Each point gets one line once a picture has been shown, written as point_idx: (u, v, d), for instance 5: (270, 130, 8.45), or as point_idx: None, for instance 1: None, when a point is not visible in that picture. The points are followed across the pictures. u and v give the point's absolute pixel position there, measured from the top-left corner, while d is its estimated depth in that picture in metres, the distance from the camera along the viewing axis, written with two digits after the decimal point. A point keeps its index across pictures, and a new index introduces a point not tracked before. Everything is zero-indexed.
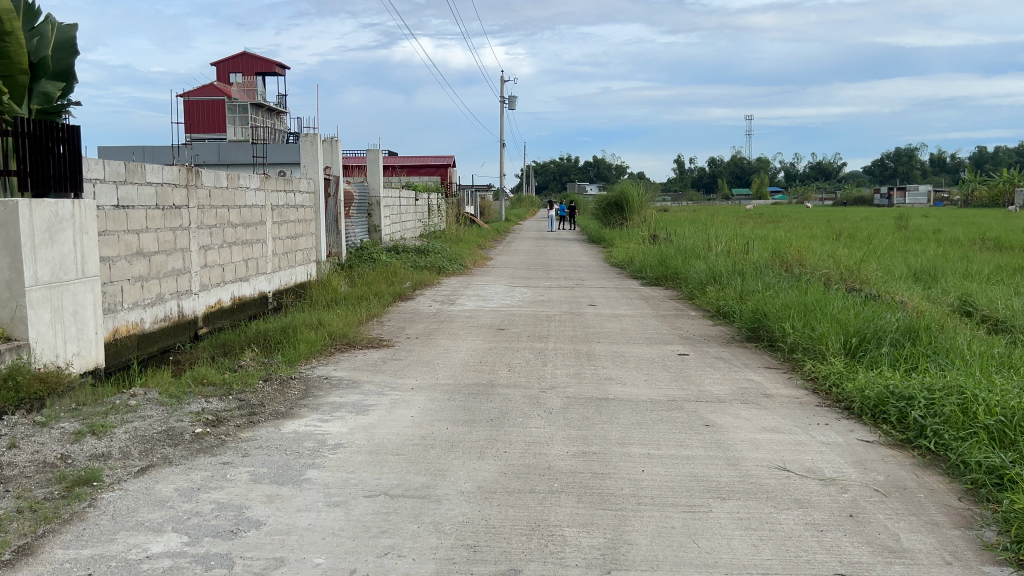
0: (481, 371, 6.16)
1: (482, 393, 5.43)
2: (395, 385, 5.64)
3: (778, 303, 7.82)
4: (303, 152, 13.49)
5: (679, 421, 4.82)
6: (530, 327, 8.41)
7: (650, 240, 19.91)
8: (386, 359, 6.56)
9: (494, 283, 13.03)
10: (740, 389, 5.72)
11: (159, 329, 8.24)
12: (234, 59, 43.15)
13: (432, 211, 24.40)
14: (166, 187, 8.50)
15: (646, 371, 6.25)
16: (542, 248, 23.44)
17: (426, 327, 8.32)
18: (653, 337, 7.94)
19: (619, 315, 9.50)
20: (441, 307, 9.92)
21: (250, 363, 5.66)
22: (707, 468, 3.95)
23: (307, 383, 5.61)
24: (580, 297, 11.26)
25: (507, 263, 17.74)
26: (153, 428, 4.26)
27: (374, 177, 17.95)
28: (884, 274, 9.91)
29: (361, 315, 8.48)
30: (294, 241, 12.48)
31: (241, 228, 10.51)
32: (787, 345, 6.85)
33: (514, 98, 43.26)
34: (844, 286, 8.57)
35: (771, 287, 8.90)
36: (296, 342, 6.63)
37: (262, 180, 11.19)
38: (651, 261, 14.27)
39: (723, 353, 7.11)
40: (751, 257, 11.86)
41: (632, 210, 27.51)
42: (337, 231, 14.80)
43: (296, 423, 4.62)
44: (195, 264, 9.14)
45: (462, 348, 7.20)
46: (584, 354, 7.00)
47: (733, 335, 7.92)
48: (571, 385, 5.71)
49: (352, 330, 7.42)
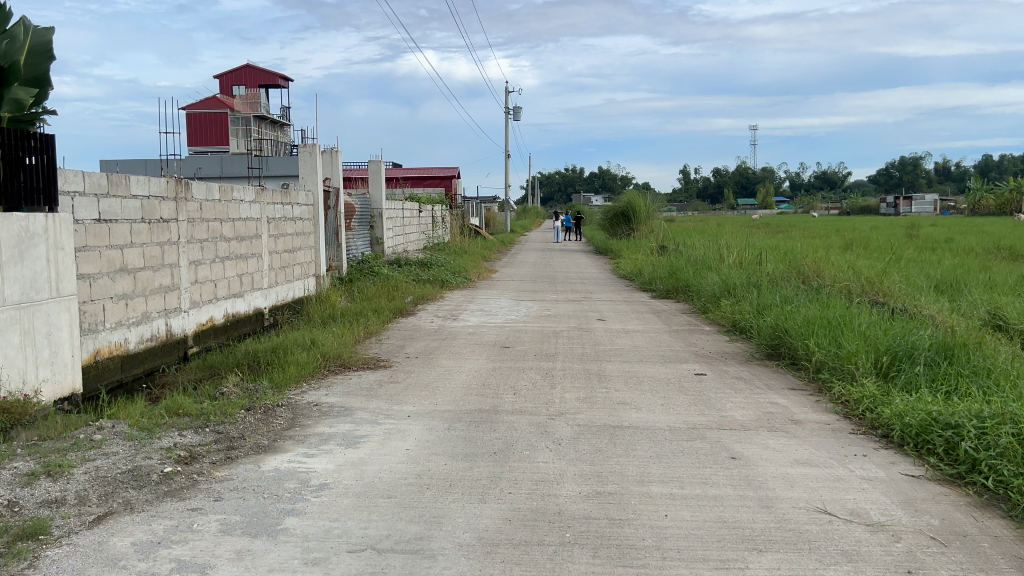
0: (484, 395, 5.72)
1: (485, 421, 4.98)
2: (390, 412, 5.19)
3: (800, 318, 7.36)
4: (301, 164, 13.12)
5: (703, 453, 4.36)
6: (536, 345, 7.96)
7: (659, 251, 19.47)
8: (382, 383, 6.11)
9: (499, 297, 12.60)
10: (765, 414, 5.25)
11: (144, 349, 7.81)
12: (237, 73, 43.07)
13: (436, 223, 24.03)
14: (153, 200, 8.11)
15: (662, 394, 5.79)
16: (548, 259, 23.02)
17: (427, 346, 7.88)
18: (667, 355, 7.48)
19: (630, 331, 9.05)
20: (443, 324, 9.48)
21: (233, 389, 5.23)
22: (739, 512, 3.49)
23: (295, 410, 5.17)
24: (588, 311, 10.82)
25: (511, 276, 17.32)
26: (116, 467, 3.82)
27: (375, 189, 17.57)
28: (907, 285, 9.44)
29: (359, 333, 8.05)
30: (292, 255, 12.07)
31: (235, 241, 10.11)
32: (812, 364, 6.39)
33: (518, 110, 43.01)
34: (868, 299, 8.10)
35: (790, 300, 8.45)
36: (286, 364, 6.20)
37: (257, 192, 10.81)
38: (661, 273, 13.82)
39: (744, 373, 6.65)
40: (767, 268, 11.40)
41: (639, 220, 27.12)
42: (338, 244, 14.39)
43: (278, 459, 4.18)
44: (185, 280, 8.73)
45: (464, 368, 6.76)
46: (595, 375, 6.54)
47: (752, 352, 7.45)
48: (582, 411, 5.25)
49: (347, 350, 6.99)
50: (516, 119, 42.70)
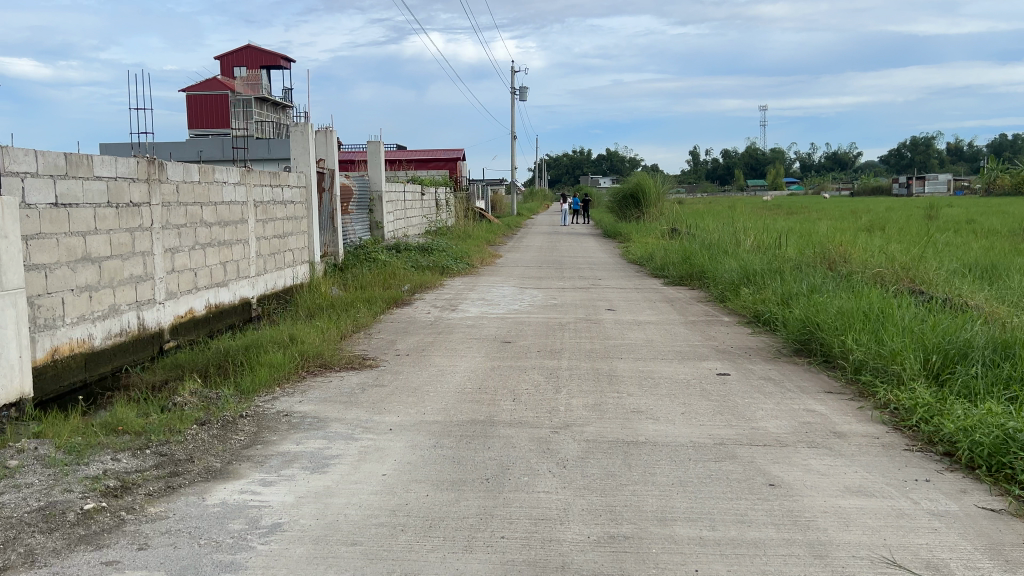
0: (479, 402, 5.02)
1: (478, 436, 4.29)
2: (369, 424, 4.51)
3: (833, 308, 6.65)
4: (293, 144, 12.41)
5: (734, 480, 3.67)
6: (540, 340, 7.26)
7: (669, 235, 18.74)
8: (365, 387, 5.43)
9: (502, 284, 11.90)
10: (802, 426, 4.55)
11: (113, 346, 7.14)
12: (239, 53, 42.32)
13: (439, 207, 23.32)
14: (120, 182, 7.42)
15: (682, 400, 5.10)
16: (554, 243, 22.29)
17: (420, 341, 7.20)
18: (684, 352, 6.77)
19: (642, 323, 8.34)
20: (440, 315, 8.78)
21: (188, 399, 4.55)
22: (786, 566, 2.80)
23: (260, 424, 4.49)
24: (597, 300, 10.10)
25: (516, 261, 16.63)
26: (25, 505, 3.13)
27: (374, 171, 16.84)
28: (946, 271, 8.67)
29: (346, 327, 7.37)
30: (283, 240, 11.39)
31: (218, 227, 9.43)
32: (851, 364, 5.68)
33: (524, 90, 42.20)
34: (906, 288, 7.37)
35: (819, 290, 7.72)
36: (258, 367, 5.53)
37: (242, 173, 10.11)
38: (674, 258, 13.07)
39: (771, 373, 5.94)
40: (789, 254, 10.65)
41: (648, 202, 26.37)
42: (333, 229, 13.70)
43: (228, 489, 3.50)
44: (160, 270, 8.06)
45: (459, 368, 6.07)
46: (605, 376, 5.84)
47: (779, 348, 6.73)
48: (591, 422, 4.56)
49: (330, 347, 6.31)
50: (521, 101, 41.83)
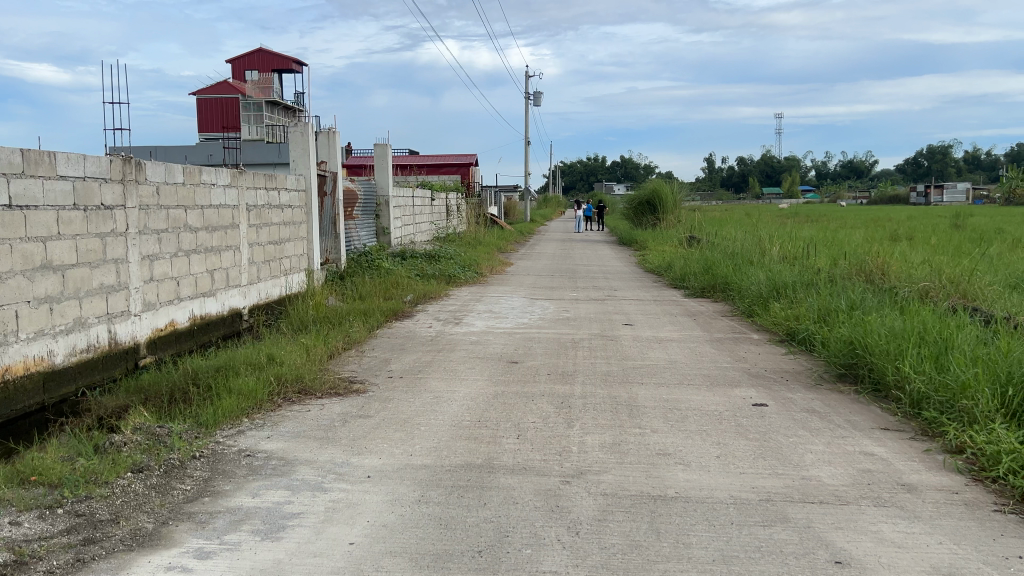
0: (477, 440, 4.28)
1: (471, 488, 3.55)
2: (343, 470, 3.78)
3: (882, 327, 5.88)
4: (293, 145, 11.73)
5: (789, 555, 2.92)
6: (550, 360, 6.52)
7: (686, 243, 17.99)
8: (347, 418, 4.71)
9: (511, 295, 11.17)
10: (862, 477, 3.78)
11: (77, 363, 6.43)
12: (251, 56, 41.92)
13: (450, 212, 22.66)
14: (90, 182, 6.75)
15: (716, 440, 4.34)
16: (568, 251, 21.55)
17: (417, 360, 6.48)
18: (713, 376, 6.01)
19: (663, 340, 7.57)
20: (442, 329, 8.07)
21: (129, 437, 3.85)
22: None
23: (213, 468, 3.77)
24: (613, 314, 9.36)
25: (528, 269, 15.91)
26: None
27: (381, 174, 16.16)
28: (999, 283, 7.85)
29: (336, 344, 6.66)
30: (279, 247, 10.73)
31: (205, 232, 8.77)
32: (908, 396, 4.91)
33: (539, 95, 41.58)
34: (961, 305, 6.57)
35: (861, 306, 6.93)
36: (225, 396, 4.83)
37: (233, 175, 9.44)
38: (696, 267, 12.30)
39: (816, 404, 5.17)
40: (822, 265, 9.86)
41: (665, 210, 25.68)
42: (335, 235, 13.01)
43: (151, 564, 2.78)
44: (136, 278, 7.38)
45: (457, 394, 5.34)
46: (624, 406, 5.09)
47: (821, 373, 5.96)
48: (608, 469, 3.82)
49: (312, 369, 5.60)
50: (536, 106, 41.19)
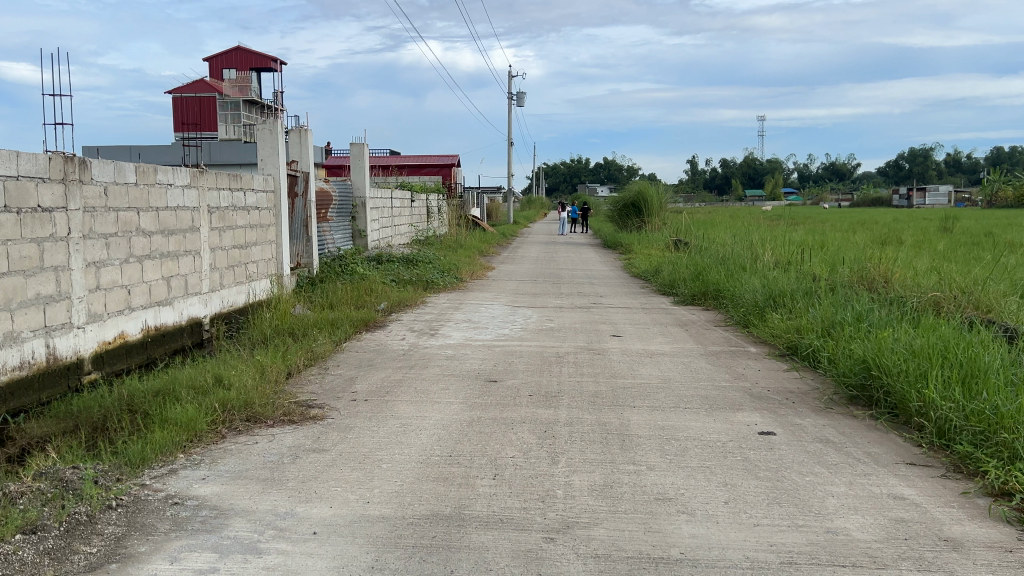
0: (447, 482, 3.70)
1: (438, 549, 2.96)
2: (284, 525, 3.18)
3: (897, 344, 5.36)
4: (261, 143, 11.09)
5: None
6: (532, 379, 5.94)
7: (673, 247, 17.50)
8: (298, 454, 4.11)
9: (491, 302, 10.58)
10: (897, 531, 3.23)
11: (7, 383, 5.75)
12: (229, 55, 41.12)
13: (430, 214, 22.06)
14: (25, 183, 6.09)
15: (722, 480, 3.78)
16: (551, 254, 21.02)
17: (386, 378, 5.89)
18: (711, 398, 5.45)
19: (655, 354, 7.02)
20: (416, 342, 7.47)
21: (29, 487, 3.23)
22: None
23: (129, 523, 3.16)
24: (599, 324, 8.79)
25: (509, 274, 15.34)
26: None
27: (357, 174, 15.53)
28: (1011, 292, 7.36)
29: (296, 360, 6.06)
30: (244, 251, 10.09)
31: (160, 236, 8.13)
32: (934, 424, 4.38)
33: (522, 95, 41.06)
34: (977, 318, 6.07)
35: (869, 319, 6.42)
36: (157, 428, 4.22)
37: (192, 175, 8.80)
38: (686, 273, 11.78)
39: (829, 433, 4.63)
40: (818, 272, 9.37)
41: (649, 212, 25.21)
42: (308, 238, 12.38)
43: None
44: (80, 287, 6.73)
45: (428, 420, 4.76)
46: (615, 435, 4.51)
47: (829, 395, 5.43)
48: (600, 521, 3.24)
49: (262, 393, 5.00)
50: (518, 106, 40.66)
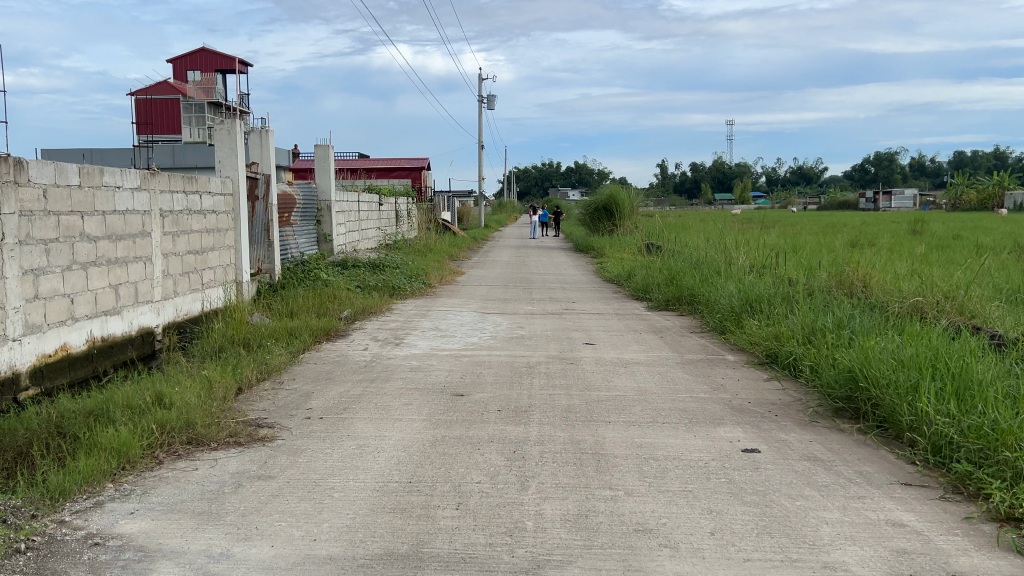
0: (405, 514, 3.34)
1: None
2: (217, 569, 2.80)
3: (883, 353, 5.09)
4: (219, 144, 10.64)
5: None
6: (501, 392, 5.59)
7: (645, 251, 17.27)
8: (242, 483, 3.73)
9: (459, 309, 10.22)
10: (900, 564, 2.93)
11: None
12: (193, 57, 40.35)
13: (398, 218, 21.66)
14: None
15: (707, 506, 3.46)
16: (522, 258, 20.73)
17: (344, 393, 5.51)
18: (690, 412, 5.14)
19: (630, 364, 6.71)
20: (379, 352, 7.09)
21: None
22: None
23: (37, 571, 2.77)
24: (571, 331, 8.47)
25: (479, 279, 15.01)
26: None
27: (322, 177, 15.11)
28: (993, 295, 7.15)
29: (248, 375, 5.66)
30: (199, 257, 9.64)
31: (107, 241, 7.67)
32: (928, 440, 4.11)
33: (492, 99, 40.78)
34: (963, 324, 5.83)
35: (851, 326, 6.16)
36: (85, 456, 3.81)
37: (142, 177, 8.35)
38: (659, 277, 11.52)
39: (817, 450, 4.34)
40: (794, 277, 9.13)
41: (621, 216, 25.03)
42: (269, 243, 11.93)
43: None
44: (15, 298, 6.26)
45: (387, 441, 4.39)
46: (590, 455, 4.18)
47: (814, 407, 5.15)
48: (573, 559, 2.90)
49: (207, 412, 4.60)
50: (488, 109, 40.34)
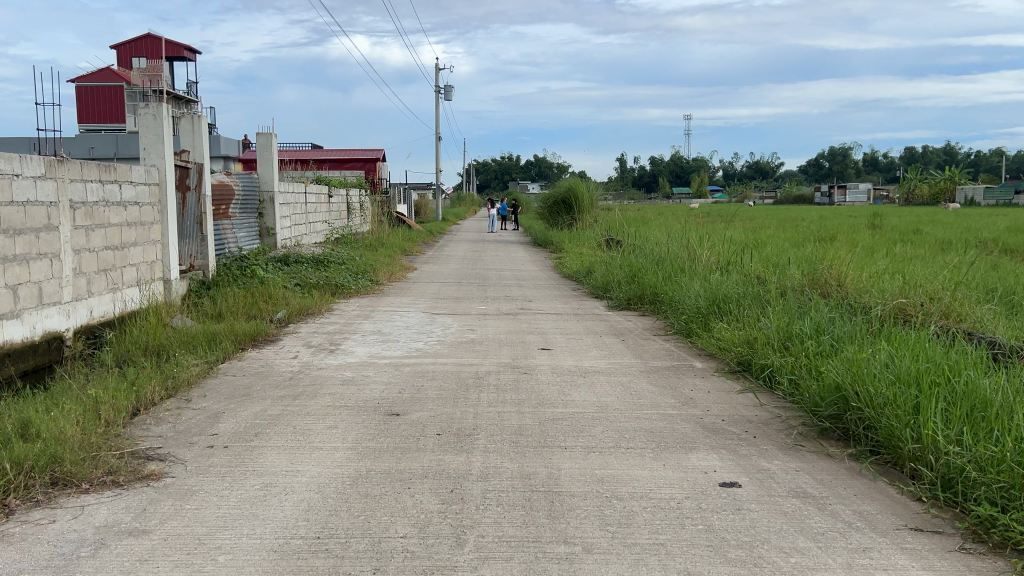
0: None
1: None
2: None
3: (874, 366, 4.50)
4: (144, 130, 9.70)
5: None
6: (443, 411, 4.89)
7: (605, 247, 16.65)
8: (107, 542, 2.97)
9: (407, 310, 9.49)
10: None
11: None
12: (137, 43, 38.81)
13: (350, 212, 20.79)
14: None
15: (684, 568, 2.80)
16: (478, 253, 20.01)
17: (260, 413, 4.75)
18: (658, 434, 4.49)
19: (589, 373, 6.06)
20: (310, 360, 6.34)
21: None
22: None
23: None
24: (527, 334, 7.80)
25: (432, 275, 14.29)
26: None
27: (264, 167, 14.21)
28: (976, 297, 6.67)
29: (148, 394, 4.86)
30: (118, 252, 8.75)
31: (3, 236, 6.76)
32: (936, 473, 3.52)
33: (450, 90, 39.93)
34: (955, 331, 5.29)
35: (831, 332, 5.58)
36: None
37: (47, 163, 7.44)
38: (621, 274, 10.90)
39: (805, 482, 3.71)
40: (763, 275, 8.56)
41: (580, 210, 24.48)
42: (202, 237, 11.04)
43: None
44: None
45: (300, 478, 3.67)
46: (542, 495, 3.50)
47: (797, 427, 4.54)
48: None
49: (82, 444, 3.80)
50: (446, 100, 39.50)
